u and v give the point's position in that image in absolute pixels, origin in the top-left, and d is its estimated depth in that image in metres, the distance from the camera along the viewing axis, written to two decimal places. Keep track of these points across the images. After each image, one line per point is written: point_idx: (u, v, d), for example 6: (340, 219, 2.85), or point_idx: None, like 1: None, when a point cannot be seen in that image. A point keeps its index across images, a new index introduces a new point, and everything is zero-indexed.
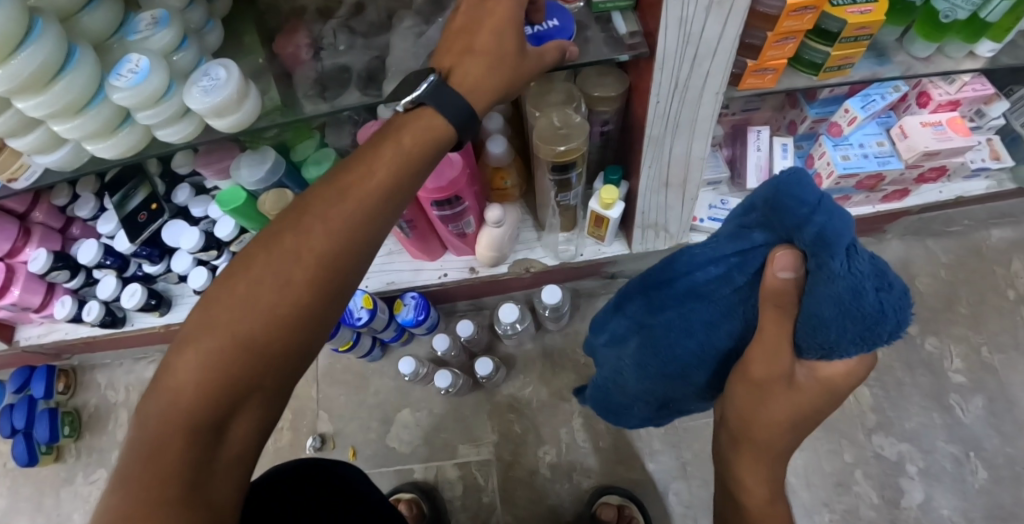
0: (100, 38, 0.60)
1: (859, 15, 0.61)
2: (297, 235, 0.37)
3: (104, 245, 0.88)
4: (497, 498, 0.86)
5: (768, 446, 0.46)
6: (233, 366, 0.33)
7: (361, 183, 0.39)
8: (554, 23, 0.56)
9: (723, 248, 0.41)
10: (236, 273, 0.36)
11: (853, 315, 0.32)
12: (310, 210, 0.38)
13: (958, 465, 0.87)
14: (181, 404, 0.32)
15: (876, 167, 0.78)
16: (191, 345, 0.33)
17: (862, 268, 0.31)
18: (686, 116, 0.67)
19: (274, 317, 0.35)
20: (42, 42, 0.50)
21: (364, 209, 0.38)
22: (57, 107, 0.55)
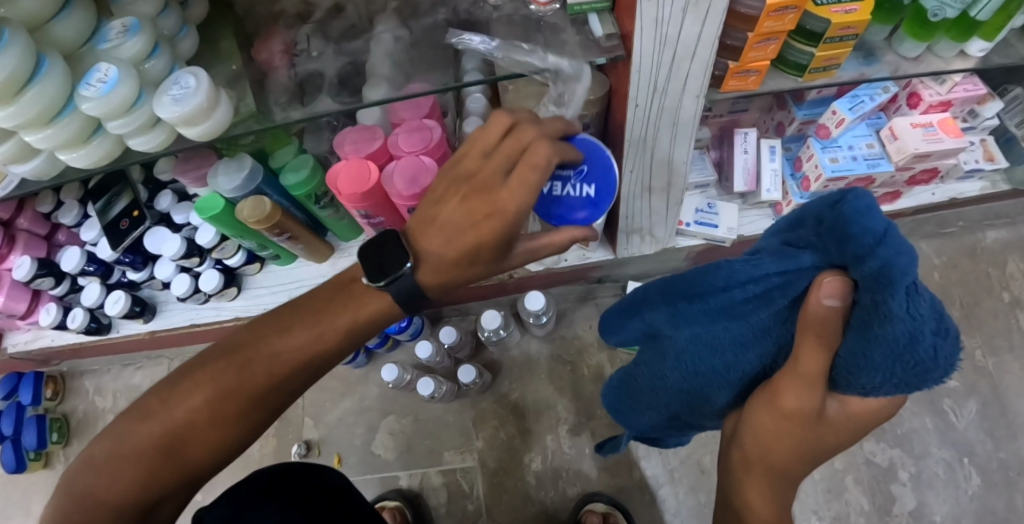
0: (71, 47, 0.59)
1: (843, 15, 0.60)
2: (287, 336, 0.45)
3: (87, 252, 0.88)
4: (483, 506, 0.85)
5: (780, 477, 0.42)
6: (210, 421, 0.45)
7: (346, 312, 0.45)
8: (588, 191, 0.50)
9: (765, 264, 0.35)
10: (235, 347, 0.45)
11: (904, 358, 0.29)
12: (304, 318, 0.45)
13: (950, 471, 0.85)
14: (162, 434, 0.44)
15: (865, 170, 0.76)
16: (184, 385, 0.45)
17: (920, 312, 0.28)
18: (668, 118, 0.65)
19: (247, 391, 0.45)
20: (8, 52, 0.49)
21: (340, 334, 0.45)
22: (26, 118, 0.54)
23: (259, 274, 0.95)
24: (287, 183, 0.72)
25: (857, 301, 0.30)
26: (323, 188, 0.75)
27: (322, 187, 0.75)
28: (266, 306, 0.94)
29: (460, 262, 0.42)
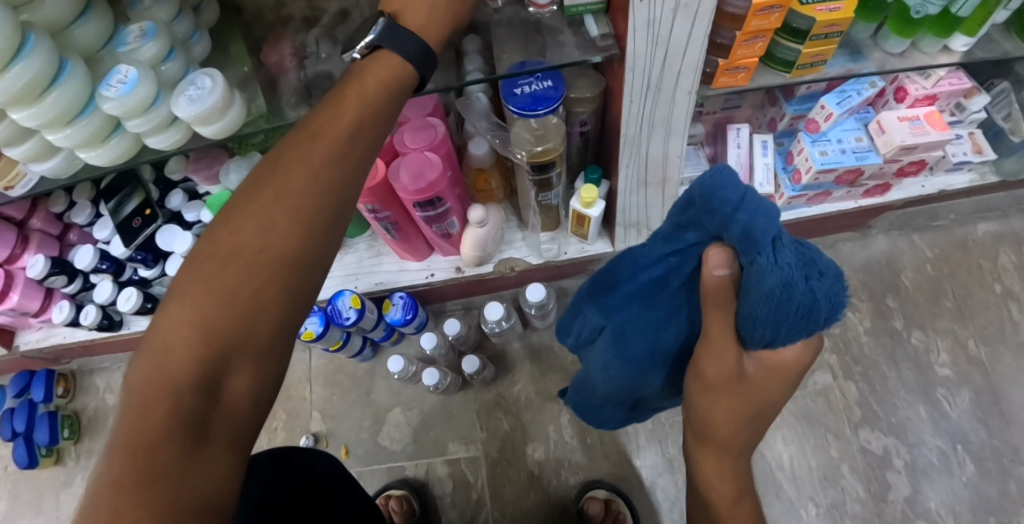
0: (90, 50, 0.62)
1: (826, 13, 0.62)
2: (281, 179, 0.35)
3: (100, 250, 0.90)
4: (486, 495, 0.87)
5: (726, 443, 0.44)
6: (246, 309, 0.32)
7: (331, 125, 0.37)
8: (548, 84, 0.67)
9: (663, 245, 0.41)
10: (220, 233, 0.34)
11: (788, 308, 0.30)
12: (286, 157, 0.36)
13: (945, 459, 0.87)
14: (177, 360, 0.31)
15: (853, 162, 0.79)
16: (183, 297, 0.32)
17: (787, 261, 0.29)
18: (661, 116, 0.68)
19: (270, 265, 0.33)
20: (34, 56, 0.52)
21: (342, 148, 0.37)
22: (48, 118, 0.57)
23: None
24: None
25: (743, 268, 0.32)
26: None
27: None
28: None
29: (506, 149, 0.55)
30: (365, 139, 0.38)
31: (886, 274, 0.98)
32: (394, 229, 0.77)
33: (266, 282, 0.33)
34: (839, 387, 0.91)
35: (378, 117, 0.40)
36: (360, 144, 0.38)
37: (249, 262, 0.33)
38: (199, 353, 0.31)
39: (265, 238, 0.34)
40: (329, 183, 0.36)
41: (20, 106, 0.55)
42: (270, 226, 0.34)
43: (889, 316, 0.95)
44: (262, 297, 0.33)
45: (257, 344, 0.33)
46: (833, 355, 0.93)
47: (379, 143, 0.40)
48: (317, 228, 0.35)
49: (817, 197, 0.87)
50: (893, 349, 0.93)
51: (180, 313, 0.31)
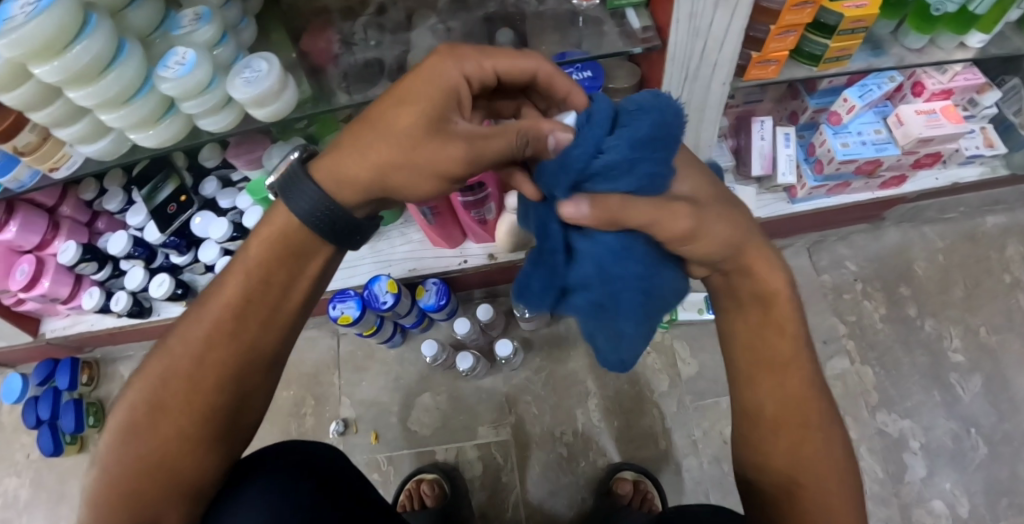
0: (143, 33, 0.63)
1: (854, 9, 0.65)
2: (201, 310, 0.44)
3: (132, 237, 0.91)
4: (516, 477, 0.88)
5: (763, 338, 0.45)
6: (155, 413, 0.42)
7: (240, 264, 0.44)
8: (588, 74, 0.70)
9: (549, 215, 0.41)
10: (165, 347, 0.44)
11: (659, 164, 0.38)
12: (213, 289, 0.45)
13: (958, 441, 0.90)
14: (118, 449, 0.41)
15: (873, 153, 0.82)
16: (130, 397, 0.43)
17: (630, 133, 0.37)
18: (697, 104, 0.71)
19: (181, 377, 0.43)
20: (95, 36, 0.54)
21: (245, 284, 0.43)
22: (106, 97, 0.58)
23: None
24: None
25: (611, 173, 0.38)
26: None
27: None
28: None
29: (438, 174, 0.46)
30: (273, 275, 0.44)
31: (900, 264, 1.01)
32: (433, 214, 0.78)
33: (200, 362, 0.43)
34: (857, 372, 0.95)
35: (284, 252, 0.43)
36: (266, 280, 0.44)
37: (189, 345, 0.43)
38: (151, 403, 0.42)
39: (181, 357, 0.43)
40: (248, 282, 0.43)
41: (80, 86, 0.56)
42: (203, 318, 0.43)
43: (903, 304, 0.99)
44: (187, 374, 0.43)
45: (195, 408, 0.43)
46: (850, 342, 0.96)
47: (285, 275, 0.44)
48: (240, 319, 0.43)
49: (837, 188, 0.90)
50: (907, 335, 0.97)
51: (123, 410, 0.43)
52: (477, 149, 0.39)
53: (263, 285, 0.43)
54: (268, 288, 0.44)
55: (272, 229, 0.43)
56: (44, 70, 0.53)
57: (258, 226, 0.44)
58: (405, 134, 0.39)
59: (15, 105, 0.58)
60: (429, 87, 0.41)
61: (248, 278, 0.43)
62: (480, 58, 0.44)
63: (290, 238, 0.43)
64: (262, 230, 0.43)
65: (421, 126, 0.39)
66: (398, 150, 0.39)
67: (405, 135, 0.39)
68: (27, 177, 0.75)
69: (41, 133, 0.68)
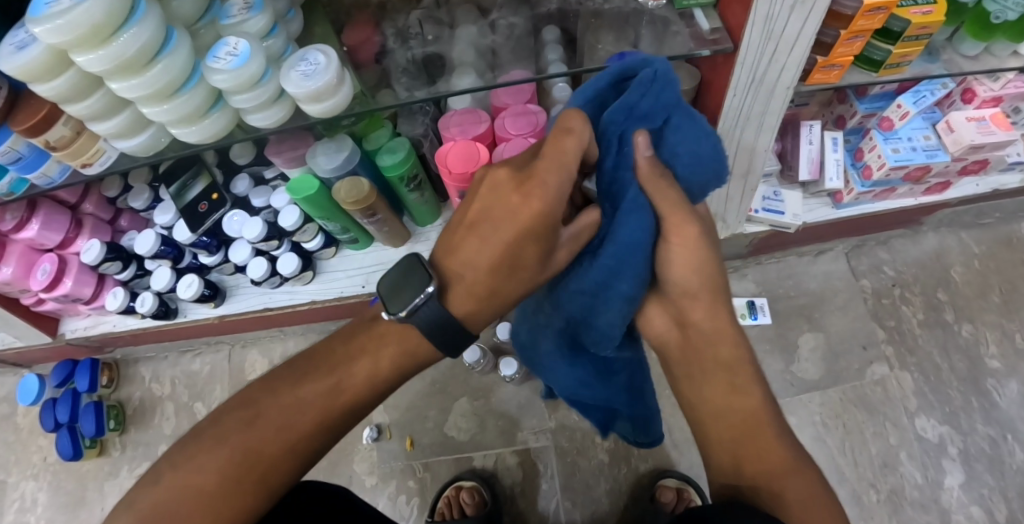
0: (190, 21, 0.58)
1: (921, 15, 0.64)
2: (312, 387, 0.44)
3: (160, 235, 0.87)
4: (557, 485, 0.87)
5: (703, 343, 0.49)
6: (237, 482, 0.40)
7: (361, 360, 0.45)
8: None
9: (617, 118, 0.44)
10: (259, 409, 0.43)
11: (706, 162, 0.45)
12: (325, 369, 0.45)
13: (996, 447, 0.90)
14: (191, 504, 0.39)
15: (924, 159, 0.81)
16: (211, 451, 0.41)
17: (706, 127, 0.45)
18: (758, 111, 0.70)
19: (274, 447, 0.41)
20: (144, 23, 0.50)
21: (364, 381, 0.45)
22: (151, 90, 0.54)
23: (333, 258, 0.94)
24: (383, 164, 0.73)
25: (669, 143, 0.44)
26: (415, 170, 0.76)
27: (413, 170, 0.76)
28: (343, 290, 0.93)
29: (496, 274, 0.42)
30: (383, 382, 0.46)
31: (935, 269, 1.02)
32: None
33: (293, 452, 0.42)
34: (896, 377, 0.95)
35: (401, 369, 0.46)
36: (377, 387, 0.46)
37: (285, 432, 0.42)
38: (239, 453, 0.41)
39: (281, 430, 0.42)
40: (365, 394, 0.45)
41: (125, 76, 0.52)
42: (312, 414, 0.43)
43: (940, 309, 0.99)
44: (281, 449, 0.42)
45: (267, 492, 0.41)
46: (889, 347, 0.97)
47: (392, 386, 0.46)
48: (344, 422, 0.45)
49: (883, 193, 0.89)
50: (944, 340, 0.97)
51: (200, 463, 0.40)
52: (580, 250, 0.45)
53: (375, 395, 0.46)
54: (375, 400, 0.46)
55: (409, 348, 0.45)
56: (89, 58, 0.49)
57: (385, 334, 0.45)
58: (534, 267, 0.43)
59: (52, 97, 0.54)
60: (546, 223, 0.40)
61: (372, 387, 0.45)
62: (564, 169, 0.39)
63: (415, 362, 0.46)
64: (391, 345, 0.45)
65: (542, 254, 0.42)
66: (527, 278, 0.43)
67: (533, 265, 0.42)
68: (57, 173, 0.69)
69: (76, 126, 0.62)
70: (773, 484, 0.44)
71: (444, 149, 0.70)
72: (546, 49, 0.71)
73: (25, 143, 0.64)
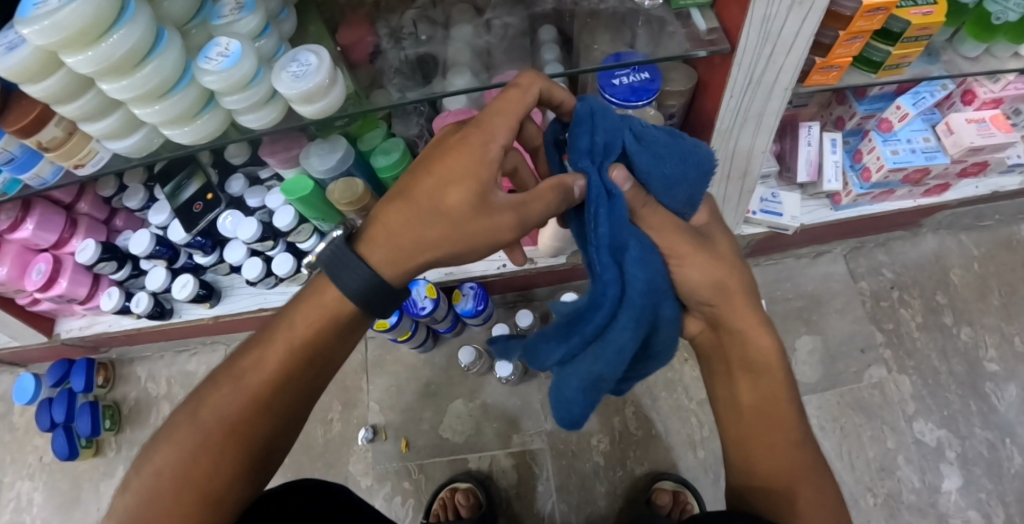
0: (181, 22, 0.57)
1: (921, 16, 0.63)
2: (248, 364, 0.44)
3: (155, 235, 0.87)
4: (552, 487, 0.87)
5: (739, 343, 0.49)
6: (190, 465, 0.41)
7: (289, 327, 0.45)
8: (645, 76, 0.68)
9: (584, 167, 0.45)
10: (202, 400, 0.44)
11: (686, 158, 0.45)
12: (260, 345, 0.45)
13: (994, 451, 0.90)
14: (149, 497, 0.40)
15: (923, 161, 0.80)
16: (164, 443, 0.42)
17: (660, 131, 0.47)
18: (754, 112, 0.69)
19: (218, 427, 0.42)
20: (133, 24, 0.49)
21: (295, 347, 0.45)
22: (141, 91, 0.53)
23: None
24: (377, 165, 0.73)
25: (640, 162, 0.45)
26: (409, 171, 0.76)
27: (408, 171, 0.75)
28: None
29: (424, 220, 0.44)
30: (319, 345, 0.45)
31: (934, 271, 1.01)
32: None
33: (238, 432, 0.42)
34: (894, 380, 0.94)
35: (331, 329, 0.45)
36: (311, 351, 0.45)
37: (226, 411, 0.43)
38: (186, 439, 0.41)
39: (225, 409, 0.43)
40: (297, 357, 0.45)
41: (115, 78, 0.51)
42: (246, 388, 0.43)
43: (940, 311, 0.98)
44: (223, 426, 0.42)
45: (221, 478, 0.41)
46: (887, 350, 0.96)
47: (329, 348, 0.46)
48: (285, 391, 0.45)
49: (881, 195, 0.88)
50: (943, 344, 0.96)
51: (154, 457, 0.41)
52: (518, 222, 0.44)
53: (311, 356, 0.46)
54: (312, 363, 0.46)
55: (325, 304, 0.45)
56: (77, 60, 0.48)
57: (307, 297, 0.46)
58: (457, 218, 0.43)
59: (42, 98, 0.54)
60: (478, 165, 0.42)
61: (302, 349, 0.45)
62: (513, 119, 0.44)
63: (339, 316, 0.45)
64: (309, 306, 0.45)
65: (466, 205, 0.43)
66: (447, 230, 0.43)
67: (456, 217, 0.43)
68: (49, 173, 0.69)
69: (68, 127, 0.62)
70: (788, 487, 0.46)
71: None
72: (542, 49, 0.70)
73: (17, 144, 0.63)
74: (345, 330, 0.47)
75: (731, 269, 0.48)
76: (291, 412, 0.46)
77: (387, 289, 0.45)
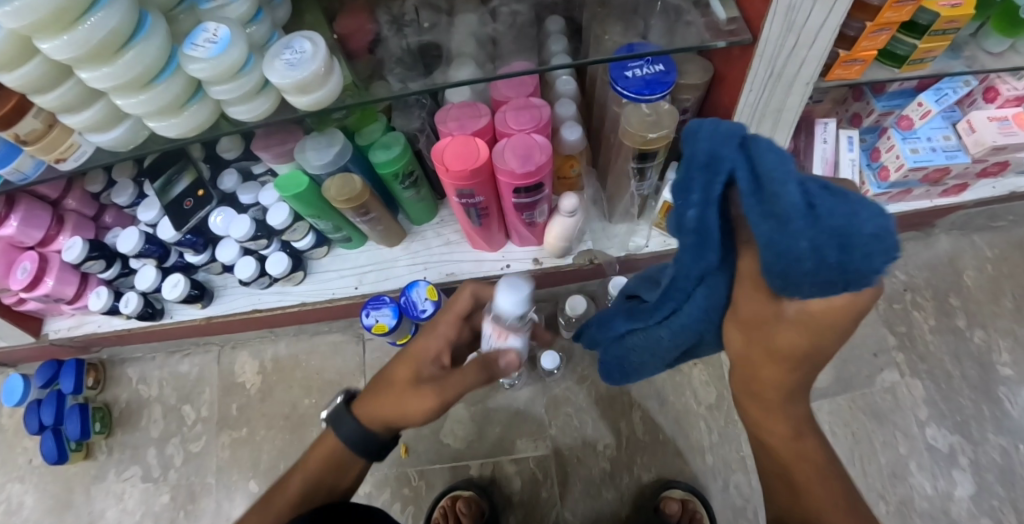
0: (167, 6, 0.54)
1: (950, 8, 0.60)
2: (278, 496, 0.55)
3: (144, 234, 0.84)
4: (556, 494, 0.84)
5: (775, 388, 0.44)
6: None
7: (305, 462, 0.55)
8: (659, 68, 0.64)
9: (694, 184, 0.36)
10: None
11: (796, 260, 0.31)
12: (289, 479, 0.56)
13: (1008, 457, 0.87)
14: None
15: (944, 161, 0.78)
16: None
17: (795, 198, 0.30)
18: (773, 106, 0.66)
19: None
20: (112, 7, 0.46)
21: (307, 478, 0.54)
22: (123, 80, 0.50)
23: (325, 258, 0.90)
24: (376, 161, 0.69)
25: (745, 213, 0.33)
26: (409, 167, 0.72)
27: (408, 166, 0.72)
28: (335, 291, 0.87)
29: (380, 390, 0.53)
30: (325, 484, 0.54)
31: (947, 273, 0.98)
32: (479, 216, 0.72)
33: None
34: (907, 384, 0.92)
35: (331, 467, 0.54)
36: (318, 486, 0.54)
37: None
38: None
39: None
40: (305, 493, 0.54)
41: (93, 65, 0.48)
42: (272, 513, 0.54)
43: (953, 314, 0.96)
44: None
45: None
46: (900, 354, 0.94)
47: (333, 486, 0.54)
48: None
49: (899, 194, 0.86)
50: (956, 347, 0.94)
51: None
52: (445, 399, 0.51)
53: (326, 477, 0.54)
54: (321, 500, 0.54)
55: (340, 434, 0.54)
56: (52, 46, 0.45)
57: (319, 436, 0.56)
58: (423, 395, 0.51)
59: (18, 87, 0.50)
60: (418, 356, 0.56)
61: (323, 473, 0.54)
62: (454, 319, 0.59)
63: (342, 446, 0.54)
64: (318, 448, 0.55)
65: (408, 394, 0.51)
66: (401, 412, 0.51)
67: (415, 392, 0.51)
68: (30, 168, 0.66)
69: (48, 119, 0.58)
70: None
71: (441, 145, 0.63)
72: (551, 40, 0.68)
73: None
74: (346, 472, 0.55)
75: (782, 335, 0.39)
76: None
77: (375, 442, 0.53)
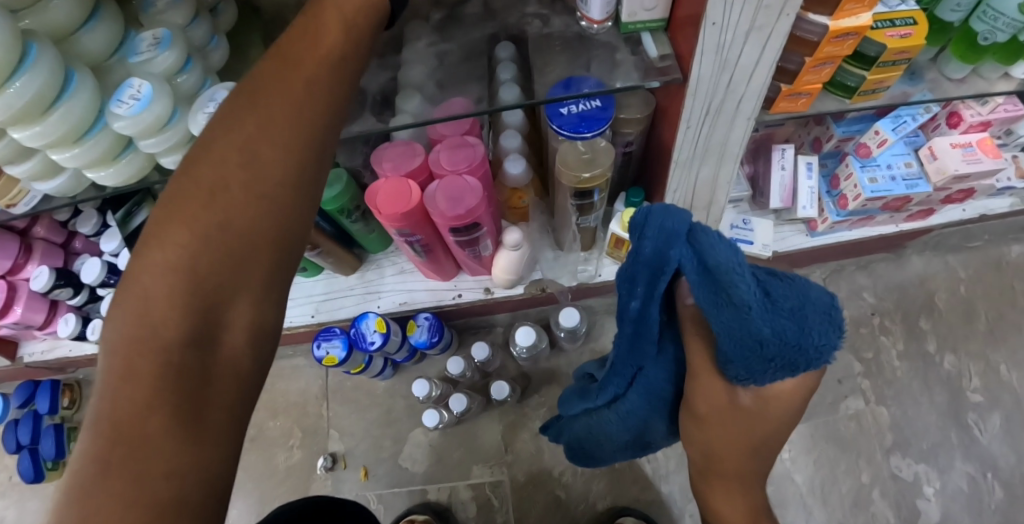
0: (98, 59, 0.54)
1: (898, 39, 0.59)
2: (188, 215, 0.32)
3: (107, 264, 0.87)
4: (512, 520, 0.85)
5: (736, 471, 0.48)
6: (218, 252, 0.32)
7: (241, 148, 0.33)
8: (597, 103, 0.63)
9: (641, 275, 0.40)
10: (191, 193, 0.32)
11: (761, 344, 0.34)
12: (196, 180, 0.33)
13: (974, 486, 0.86)
14: (203, 254, 0.31)
15: (904, 191, 0.76)
16: (158, 257, 0.31)
17: (751, 288, 0.33)
18: (716, 142, 0.65)
19: (222, 246, 0.32)
20: (38, 70, 0.45)
21: (258, 198, 0.33)
22: (52, 138, 0.50)
23: None
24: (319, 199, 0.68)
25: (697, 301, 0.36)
26: (355, 201, 0.72)
27: (353, 201, 0.72)
28: (292, 320, 0.87)
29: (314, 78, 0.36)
30: (275, 210, 0.34)
31: (918, 296, 0.96)
32: (424, 251, 0.73)
33: (210, 245, 0.32)
34: (872, 411, 0.90)
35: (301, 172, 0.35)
36: (269, 244, 0.34)
37: (232, 199, 0.32)
38: (164, 264, 0.31)
39: (222, 223, 0.32)
40: (249, 248, 0.33)
41: (24, 125, 0.48)
42: (220, 212, 0.32)
43: (923, 338, 0.94)
44: (242, 227, 0.32)
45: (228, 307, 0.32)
46: (866, 380, 0.92)
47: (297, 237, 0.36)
48: (252, 240, 0.33)
49: (860, 221, 0.84)
50: (925, 373, 0.92)
51: (184, 255, 0.31)
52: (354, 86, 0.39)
53: (233, 271, 0.32)
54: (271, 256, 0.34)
55: (304, 53, 0.36)
56: None
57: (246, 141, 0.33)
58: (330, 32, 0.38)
59: None
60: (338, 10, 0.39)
61: (272, 276, 0.34)
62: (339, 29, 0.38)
63: (230, 170, 0.32)
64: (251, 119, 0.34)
65: (332, 73, 0.37)
66: (247, 155, 0.33)
67: (257, 151, 0.33)
68: None
69: None
70: None
71: (375, 186, 0.63)
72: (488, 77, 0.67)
73: None
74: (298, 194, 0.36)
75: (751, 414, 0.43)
76: (264, 259, 0.34)
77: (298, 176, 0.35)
